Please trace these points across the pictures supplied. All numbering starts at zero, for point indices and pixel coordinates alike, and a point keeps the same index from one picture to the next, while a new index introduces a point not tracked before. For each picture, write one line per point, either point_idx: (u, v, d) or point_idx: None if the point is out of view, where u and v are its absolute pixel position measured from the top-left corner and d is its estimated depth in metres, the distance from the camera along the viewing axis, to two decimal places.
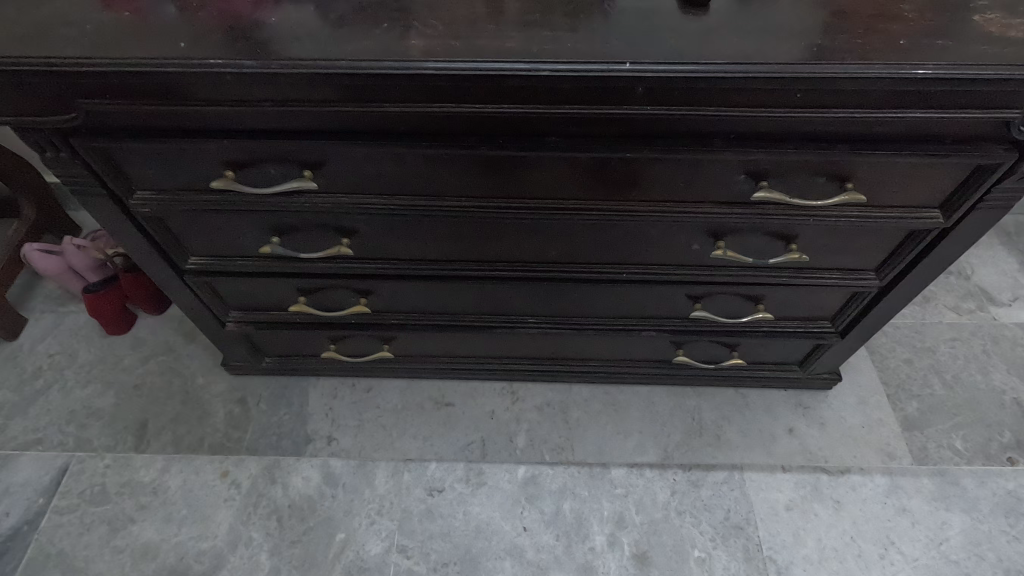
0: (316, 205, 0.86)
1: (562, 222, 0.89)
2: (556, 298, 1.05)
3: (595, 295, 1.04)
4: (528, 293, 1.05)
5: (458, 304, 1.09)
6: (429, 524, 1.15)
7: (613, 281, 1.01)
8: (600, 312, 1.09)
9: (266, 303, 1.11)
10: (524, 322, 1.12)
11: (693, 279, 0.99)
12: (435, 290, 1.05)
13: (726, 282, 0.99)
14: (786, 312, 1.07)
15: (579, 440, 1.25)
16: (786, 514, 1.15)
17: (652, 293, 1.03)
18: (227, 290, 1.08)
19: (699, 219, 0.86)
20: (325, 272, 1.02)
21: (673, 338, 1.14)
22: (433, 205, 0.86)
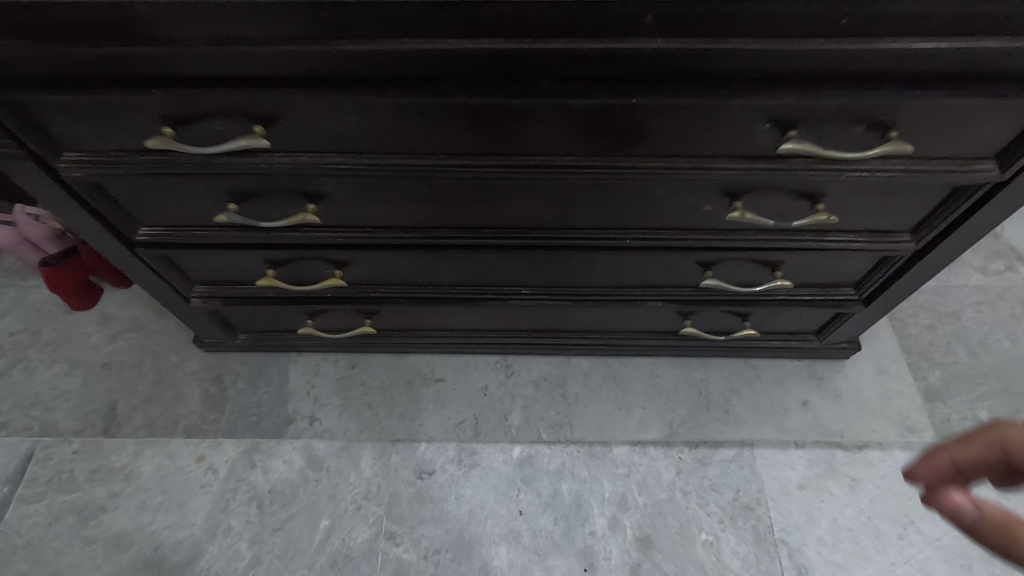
0: (272, 166, 0.75)
1: (557, 182, 0.77)
2: (552, 267, 0.95)
3: (595, 263, 0.94)
4: (519, 263, 0.94)
5: (444, 275, 0.98)
6: (419, 508, 1.09)
7: (615, 248, 0.90)
8: (601, 281, 0.99)
9: (232, 276, 1.00)
10: (518, 294, 1.02)
11: (706, 245, 0.88)
12: (418, 260, 0.94)
13: (744, 247, 0.89)
14: (806, 278, 0.97)
15: (578, 417, 1.17)
16: (799, 493, 1.08)
17: (658, 261, 0.93)
18: (187, 264, 0.97)
19: (715, 177, 0.75)
20: (293, 242, 0.91)
21: (681, 308, 1.04)
22: (407, 164, 0.75)
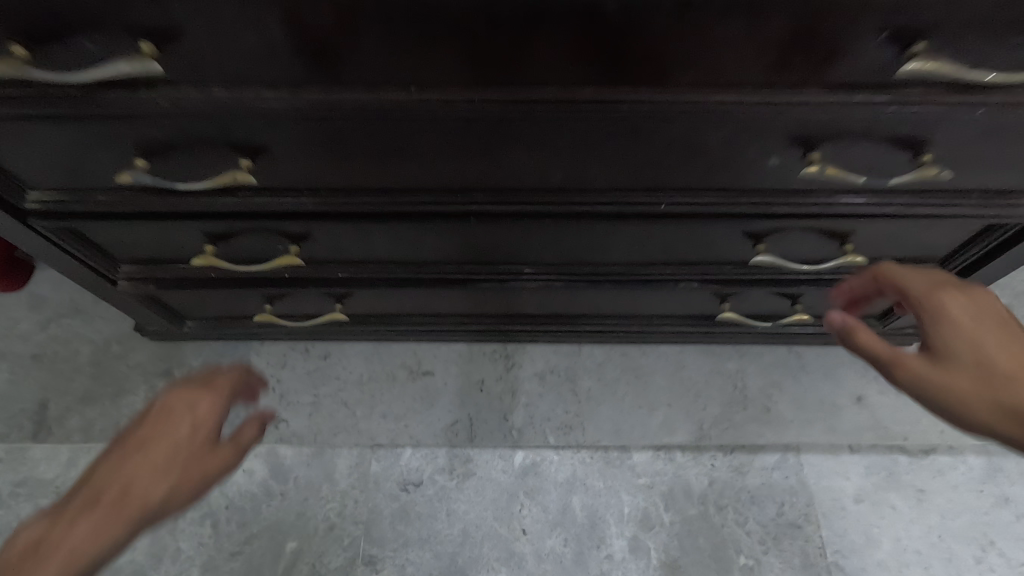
0: (180, 105, 0.54)
1: (571, 125, 0.57)
2: (563, 240, 0.75)
3: (618, 235, 0.74)
4: (521, 236, 0.74)
5: (427, 252, 0.78)
6: (404, 528, 0.92)
7: (645, 215, 0.70)
8: (623, 258, 0.79)
9: (162, 254, 0.80)
10: (520, 273, 0.82)
11: (764, 211, 0.68)
12: (392, 233, 0.74)
13: (811, 214, 0.69)
14: (884, 253, 0.77)
15: (592, 417, 0.99)
16: (855, 508, 0.91)
17: (698, 232, 0.73)
18: (103, 238, 0.77)
19: (791, 115, 0.54)
20: (230, 210, 0.70)
21: (722, 290, 0.84)
22: (365, 101, 0.54)
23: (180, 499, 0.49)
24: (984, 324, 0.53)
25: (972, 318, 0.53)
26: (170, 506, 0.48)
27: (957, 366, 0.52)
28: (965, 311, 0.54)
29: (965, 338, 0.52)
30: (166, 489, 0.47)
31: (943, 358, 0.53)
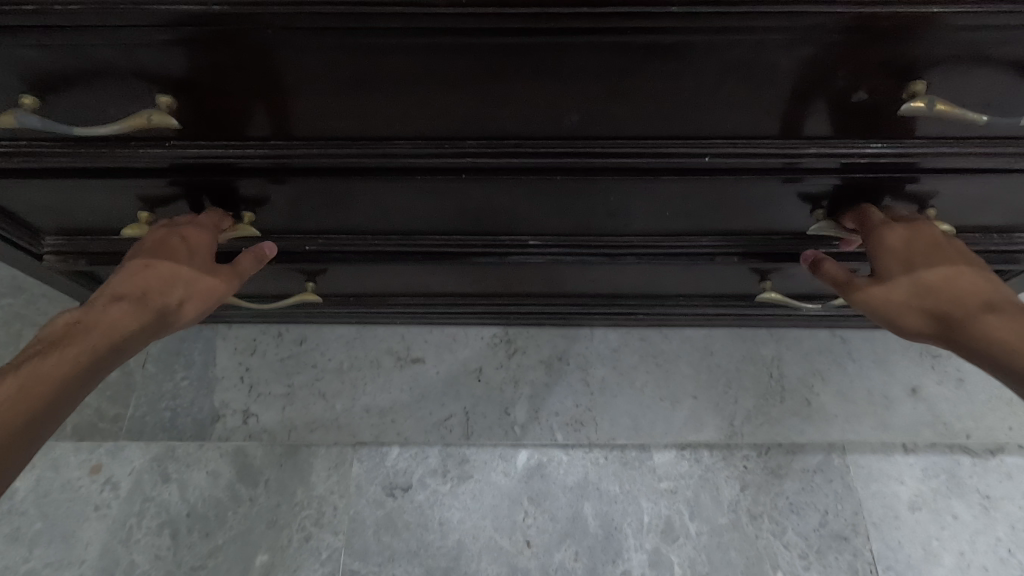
0: (64, 7, 0.39)
1: (600, 40, 0.42)
2: (578, 203, 0.60)
3: (648, 197, 0.59)
4: (526, 198, 0.59)
5: (411, 219, 0.64)
6: (391, 539, 0.80)
7: (685, 172, 0.55)
8: (650, 227, 0.65)
9: (89, 223, 0.66)
10: (523, 246, 0.68)
11: (840, 166, 0.53)
12: (364, 196, 0.59)
13: (898, 170, 0.54)
14: (972, 220, 0.62)
15: (605, 411, 0.86)
16: (911, 518, 0.79)
17: (750, 194, 0.58)
18: (12, 203, 0.62)
19: (893, 22, 0.40)
20: (155, 168, 0.55)
21: (768, 266, 0.70)
22: (319, 1, 0.39)
23: (187, 308, 0.55)
24: (917, 246, 0.53)
25: (908, 245, 0.53)
26: (179, 312, 0.55)
27: (894, 284, 0.52)
28: (902, 235, 0.53)
29: (901, 258, 0.53)
30: (181, 293, 0.54)
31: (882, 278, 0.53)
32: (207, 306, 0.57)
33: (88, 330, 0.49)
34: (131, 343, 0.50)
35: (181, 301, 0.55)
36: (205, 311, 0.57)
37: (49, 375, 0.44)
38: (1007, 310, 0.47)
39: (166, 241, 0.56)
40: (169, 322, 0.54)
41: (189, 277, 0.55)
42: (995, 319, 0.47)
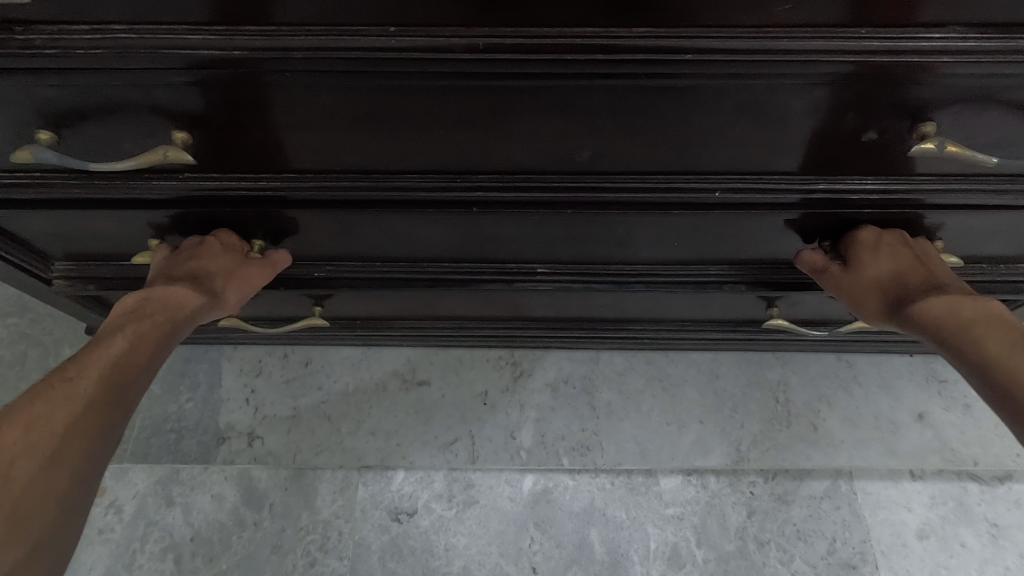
0: (85, 50, 0.40)
1: (613, 82, 0.42)
2: (587, 234, 0.60)
3: (657, 228, 0.59)
4: (535, 229, 0.60)
5: (420, 248, 0.64)
6: (396, 565, 0.79)
7: (696, 207, 0.55)
8: (658, 257, 0.65)
9: (99, 249, 0.66)
10: (532, 274, 0.68)
11: (851, 201, 0.53)
12: (375, 226, 0.60)
13: (907, 205, 0.54)
14: (979, 251, 0.63)
15: (612, 436, 0.86)
16: (918, 546, 0.78)
17: (759, 228, 0.58)
18: (22, 230, 0.63)
19: (903, 69, 0.40)
20: (167, 199, 0.55)
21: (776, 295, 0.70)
22: (335, 47, 0.39)
23: (230, 292, 0.59)
24: (888, 236, 0.56)
25: (878, 238, 0.56)
26: (222, 297, 0.58)
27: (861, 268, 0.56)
28: (873, 233, 0.56)
29: (869, 245, 0.56)
30: (222, 279, 0.58)
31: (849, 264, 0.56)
32: (247, 291, 0.60)
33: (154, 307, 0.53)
34: (187, 321, 0.55)
35: (224, 287, 0.58)
36: (244, 297, 0.61)
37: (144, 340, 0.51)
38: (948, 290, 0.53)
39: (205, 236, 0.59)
40: (216, 305, 0.58)
41: (229, 266, 0.58)
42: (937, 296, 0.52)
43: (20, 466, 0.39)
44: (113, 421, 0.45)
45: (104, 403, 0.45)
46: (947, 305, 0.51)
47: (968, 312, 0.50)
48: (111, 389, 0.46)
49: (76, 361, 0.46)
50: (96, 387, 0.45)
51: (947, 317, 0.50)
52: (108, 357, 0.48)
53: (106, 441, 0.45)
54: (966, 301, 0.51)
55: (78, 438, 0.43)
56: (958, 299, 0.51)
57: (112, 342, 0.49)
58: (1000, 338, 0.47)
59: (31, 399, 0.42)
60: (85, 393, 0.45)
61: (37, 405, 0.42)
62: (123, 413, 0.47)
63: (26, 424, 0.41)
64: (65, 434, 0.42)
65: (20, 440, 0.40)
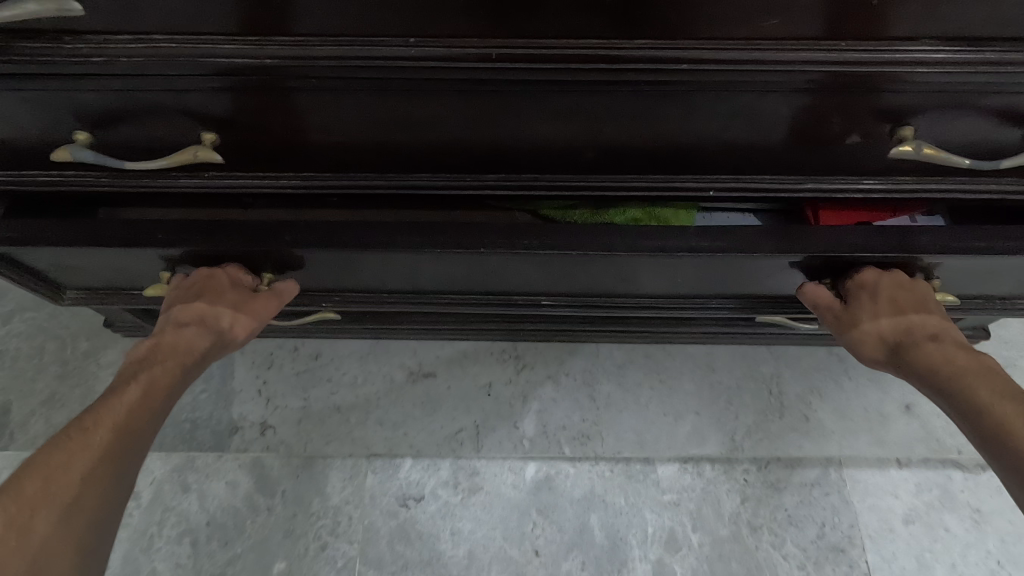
0: (123, 58, 0.43)
1: (612, 87, 0.45)
2: (590, 273, 0.62)
3: (657, 271, 0.61)
4: (539, 269, 0.62)
5: (428, 280, 0.66)
6: (404, 549, 0.83)
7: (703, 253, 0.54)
8: (659, 287, 0.67)
9: (121, 279, 0.68)
10: (536, 304, 0.71)
11: (850, 233, 0.54)
12: (382, 265, 0.61)
13: (905, 233, 0.54)
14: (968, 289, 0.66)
15: (612, 426, 0.89)
16: (904, 530, 0.82)
17: (765, 267, 0.58)
18: (46, 266, 0.64)
19: (879, 77, 0.43)
20: (180, 227, 0.56)
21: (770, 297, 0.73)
22: (355, 56, 0.43)
23: (239, 330, 0.61)
24: (887, 278, 0.58)
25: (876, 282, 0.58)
26: (231, 335, 0.62)
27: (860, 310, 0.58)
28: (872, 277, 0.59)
29: (867, 288, 0.59)
30: (231, 320, 0.61)
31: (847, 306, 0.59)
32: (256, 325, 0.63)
33: (166, 351, 0.57)
34: (196, 363, 0.59)
35: (232, 326, 0.61)
36: (255, 330, 0.63)
37: (157, 383, 0.54)
38: (946, 342, 0.56)
39: (212, 272, 0.60)
40: (226, 341, 0.62)
41: (235, 305, 0.61)
42: (934, 348, 0.55)
43: (43, 513, 0.41)
44: (128, 464, 0.48)
45: (121, 444, 0.48)
46: (942, 355, 0.55)
47: (957, 364, 0.53)
48: (126, 435, 0.49)
49: (91, 410, 0.49)
50: (112, 434, 0.48)
51: (942, 366, 0.54)
52: (121, 406, 0.50)
53: (125, 478, 0.47)
54: (962, 354, 0.54)
55: (96, 480, 0.45)
56: (954, 352, 0.54)
57: (126, 390, 0.52)
58: (990, 388, 0.50)
59: (49, 450, 0.45)
60: (102, 438, 0.47)
61: (56, 456, 0.44)
62: (139, 450, 0.49)
63: (46, 475, 0.43)
64: (84, 480, 0.44)
65: (41, 493, 0.42)
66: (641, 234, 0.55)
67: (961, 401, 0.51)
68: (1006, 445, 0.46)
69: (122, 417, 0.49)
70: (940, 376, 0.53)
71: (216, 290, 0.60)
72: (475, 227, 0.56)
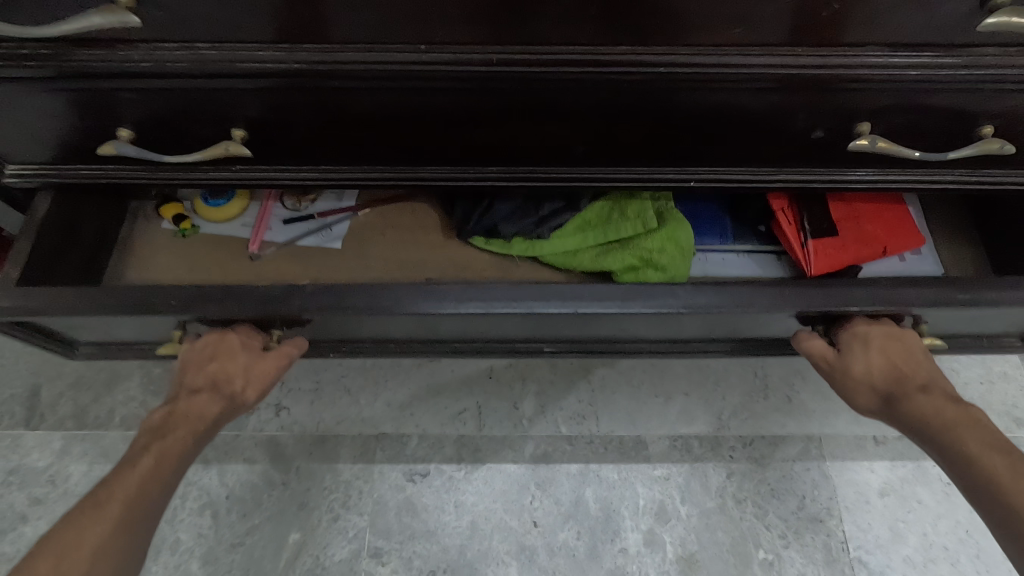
0: (166, 63, 0.49)
1: (600, 88, 0.51)
2: (588, 327, 0.66)
3: (653, 325, 0.65)
4: (542, 326, 0.65)
5: (437, 333, 0.69)
6: (410, 520, 0.88)
7: (693, 308, 0.58)
8: (656, 335, 0.71)
9: (130, 336, 0.71)
10: (538, 351, 0.76)
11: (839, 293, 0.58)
12: (385, 324, 0.64)
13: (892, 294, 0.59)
14: (956, 330, 0.70)
15: (606, 407, 0.95)
16: (880, 502, 0.88)
17: (761, 319, 0.62)
18: (62, 327, 0.67)
19: (834, 80, 0.49)
20: (191, 293, 0.59)
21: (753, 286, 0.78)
22: (372, 61, 0.48)
23: (250, 393, 0.64)
24: (877, 331, 0.63)
25: (869, 333, 0.63)
26: (242, 397, 0.64)
27: (854, 360, 0.63)
28: (866, 331, 0.63)
29: (860, 337, 0.63)
30: (240, 381, 0.64)
31: (845, 356, 0.64)
32: (266, 385, 0.65)
33: (180, 418, 0.61)
34: (209, 429, 0.62)
35: (242, 388, 0.64)
36: (265, 390, 0.66)
37: (170, 452, 0.58)
38: (934, 393, 0.61)
39: (223, 335, 0.65)
40: (238, 404, 0.65)
41: (242, 368, 0.64)
42: (925, 400, 0.60)
43: None
44: (137, 534, 0.53)
45: (129, 516, 0.53)
46: (933, 408, 0.60)
47: (947, 416, 0.59)
48: (136, 507, 0.54)
49: (105, 483, 0.55)
50: (122, 506, 0.53)
51: (933, 418, 0.59)
52: (133, 481, 0.55)
53: (134, 549, 0.53)
54: (950, 406, 0.60)
55: (103, 555, 0.50)
56: (944, 405, 0.60)
57: (140, 461, 0.57)
58: (982, 442, 0.56)
59: (66, 524, 0.51)
60: (113, 513, 0.52)
61: (70, 533, 0.50)
62: (149, 520, 0.54)
63: (61, 551, 0.50)
64: (92, 558, 0.50)
65: (55, 569, 0.49)
66: (630, 298, 0.58)
67: (952, 453, 0.57)
68: (1004, 500, 0.52)
69: (134, 491, 0.54)
70: (931, 428, 0.59)
71: (225, 353, 0.64)
72: (482, 286, 0.59)
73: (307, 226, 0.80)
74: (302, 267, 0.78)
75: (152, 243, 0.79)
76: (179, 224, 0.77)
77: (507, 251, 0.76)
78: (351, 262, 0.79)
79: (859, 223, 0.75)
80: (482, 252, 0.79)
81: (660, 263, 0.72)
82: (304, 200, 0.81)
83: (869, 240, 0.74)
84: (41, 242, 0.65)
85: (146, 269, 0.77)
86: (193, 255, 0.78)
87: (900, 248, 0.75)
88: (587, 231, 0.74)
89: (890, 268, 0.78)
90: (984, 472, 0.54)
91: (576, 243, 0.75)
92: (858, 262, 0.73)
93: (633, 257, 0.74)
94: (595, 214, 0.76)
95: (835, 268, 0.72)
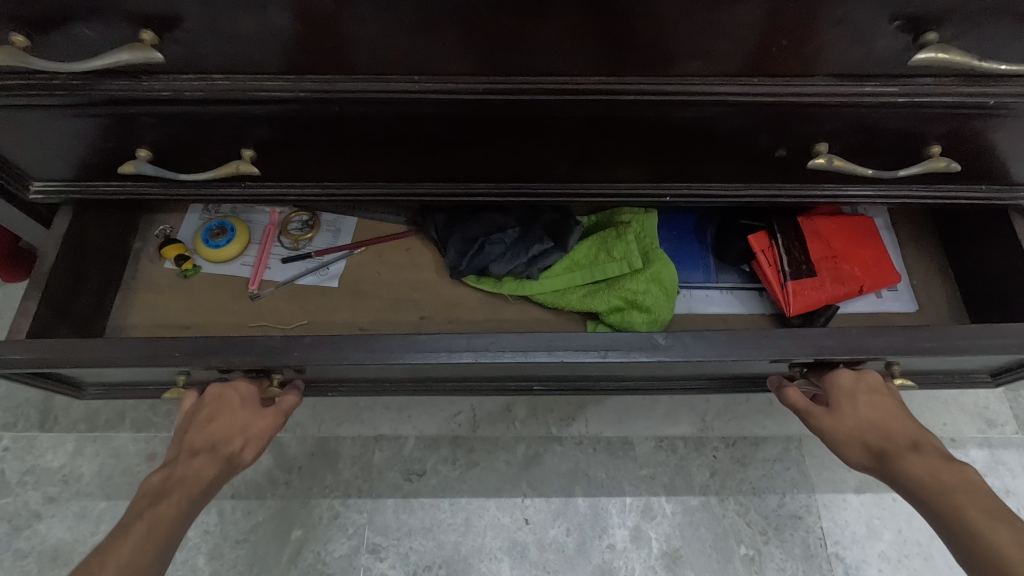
0: (183, 93, 0.54)
1: (578, 113, 0.56)
2: (574, 370, 0.69)
3: (636, 368, 0.67)
4: (531, 369, 0.68)
5: (430, 374, 0.72)
6: (407, 517, 0.93)
7: (676, 357, 0.60)
8: (640, 374, 0.73)
9: (132, 378, 0.74)
10: (528, 388, 0.80)
11: (812, 339, 0.61)
12: (377, 368, 0.67)
13: (864, 340, 0.61)
14: (926, 368, 0.72)
15: (595, 408, 0.99)
16: (856, 500, 0.92)
17: (740, 364, 0.65)
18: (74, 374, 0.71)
19: (790, 106, 0.54)
20: (197, 344, 0.62)
21: (732, 313, 0.82)
22: (370, 90, 0.53)
23: (248, 452, 0.67)
24: (861, 382, 0.67)
25: (853, 383, 0.67)
26: (240, 456, 0.66)
27: (842, 415, 0.65)
28: (849, 379, 0.67)
29: (844, 388, 0.67)
30: (240, 438, 0.66)
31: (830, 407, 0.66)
32: (262, 444, 0.69)
33: (177, 480, 0.61)
34: (206, 490, 0.62)
35: (241, 445, 0.66)
36: (261, 448, 0.69)
37: (166, 516, 0.57)
38: (927, 453, 0.61)
39: (223, 392, 0.68)
40: (235, 465, 0.66)
41: (242, 423, 0.67)
42: (916, 461, 0.60)
43: None
44: None
45: None
46: (926, 468, 0.59)
47: (942, 478, 0.58)
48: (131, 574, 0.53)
49: (99, 551, 0.53)
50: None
51: (927, 479, 0.58)
52: (127, 547, 0.54)
53: None
54: (946, 468, 0.59)
55: None
56: (937, 465, 0.59)
57: (134, 528, 0.56)
58: (978, 507, 0.55)
59: None
60: None
61: None
62: None
63: None
64: None
65: None
66: (615, 348, 0.61)
67: (948, 518, 0.55)
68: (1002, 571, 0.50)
69: (128, 558, 0.53)
70: (925, 490, 0.58)
71: (225, 409, 0.67)
72: (471, 335, 0.62)
73: (306, 265, 0.85)
74: (299, 307, 0.82)
75: (154, 286, 0.83)
76: (182, 265, 0.82)
77: (498, 290, 0.81)
78: (349, 301, 0.83)
79: (837, 264, 0.78)
80: (474, 290, 0.84)
81: (644, 304, 0.77)
82: (301, 240, 0.86)
83: (847, 280, 0.77)
84: (50, 292, 0.69)
85: (149, 313, 0.81)
86: (193, 296, 0.82)
87: (876, 286, 0.78)
88: (575, 272, 0.80)
89: (866, 304, 0.81)
90: (981, 539, 0.53)
91: (564, 283, 0.80)
92: (834, 302, 0.77)
93: (618, 299, 0.78)
94: (583, 255, 0.82)
95: (810, 309, 0.76)
